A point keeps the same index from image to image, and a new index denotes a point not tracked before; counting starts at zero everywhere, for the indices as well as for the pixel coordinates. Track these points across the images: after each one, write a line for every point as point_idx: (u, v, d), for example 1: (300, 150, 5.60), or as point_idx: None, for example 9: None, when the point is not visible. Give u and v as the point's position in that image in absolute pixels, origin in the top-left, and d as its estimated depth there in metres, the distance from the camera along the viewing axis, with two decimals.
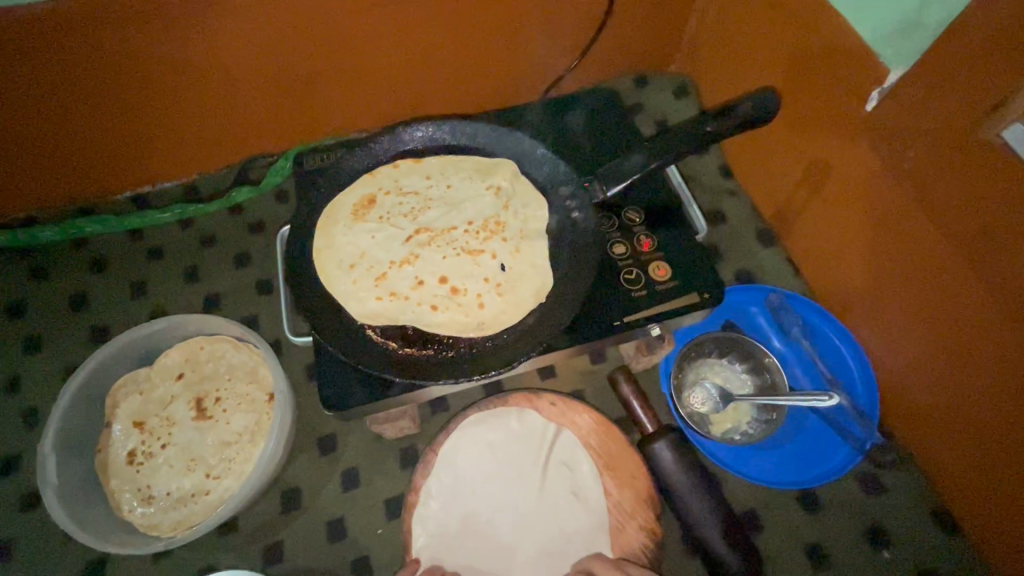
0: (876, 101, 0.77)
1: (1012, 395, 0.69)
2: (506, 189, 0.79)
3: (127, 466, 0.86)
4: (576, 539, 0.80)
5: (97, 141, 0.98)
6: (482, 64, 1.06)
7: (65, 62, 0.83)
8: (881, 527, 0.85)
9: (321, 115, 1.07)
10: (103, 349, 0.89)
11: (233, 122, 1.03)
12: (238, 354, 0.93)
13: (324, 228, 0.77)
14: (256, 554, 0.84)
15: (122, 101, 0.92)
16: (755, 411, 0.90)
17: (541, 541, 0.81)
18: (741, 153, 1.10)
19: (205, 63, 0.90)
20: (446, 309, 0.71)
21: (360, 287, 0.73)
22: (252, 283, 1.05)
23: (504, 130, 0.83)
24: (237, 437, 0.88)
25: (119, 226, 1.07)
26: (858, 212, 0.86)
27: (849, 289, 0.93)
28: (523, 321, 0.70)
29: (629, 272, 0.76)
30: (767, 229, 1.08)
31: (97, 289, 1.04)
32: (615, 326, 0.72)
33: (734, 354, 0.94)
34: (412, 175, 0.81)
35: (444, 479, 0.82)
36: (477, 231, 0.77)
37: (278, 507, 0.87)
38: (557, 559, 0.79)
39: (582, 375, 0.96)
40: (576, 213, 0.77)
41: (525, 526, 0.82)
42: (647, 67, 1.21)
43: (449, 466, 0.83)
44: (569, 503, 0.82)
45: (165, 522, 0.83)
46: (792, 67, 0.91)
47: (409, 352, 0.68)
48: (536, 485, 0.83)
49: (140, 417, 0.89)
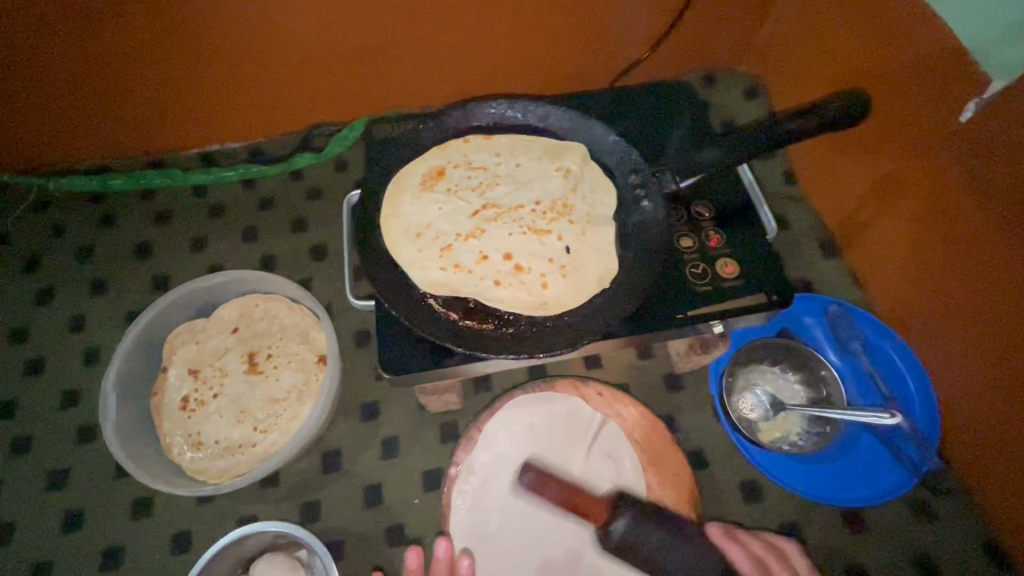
0: (972, 111, 0.72)
1: None
2: (575, 172, 0.79)
3: (180, 412, 0.88)
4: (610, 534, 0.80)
5: (170, 98, 1.01)
6: (551, 50, 1.05)
7: (147, 20, 0.85)
8: (928, 555, 0.82)
9: (386, 89, 1.08)
10: (167, 296, 0.92)
11: (300, 91, 1.05)
12: (291, 315, 0.95)
13: (392, 196, 0.78)
14: (294, 509, 0.86)
15: (194, 62, 0.95)
16: (805, 423, 0.88)
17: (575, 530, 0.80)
18: (808, 160, 1.06)
19: (282, 30, 0.91)
20: (509, 286, 0.71)
21: (425, 256, 0.73)
22: (307, 248, 1.07)
23: (577, 115, 0.82)
24: (286, 394, 0.89)
25: (186, 181, 1.10)
26: (930, 230, 0.83)
27: (914, 307, 0.89)
28: (585, 306, 0.70)
29: (696, 267, 0.74)
30: (830, 239, 1.05)
31: (161, 239, 1.07)
32: (678, 319, 0.71)
33: (787, 363, 0.92)
34: (481, 152, 0.81)
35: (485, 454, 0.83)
36: (545, 211, 0.76)
37: (319, 467, 0.88)
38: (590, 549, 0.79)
39: (628, 369, 0.95)
40: (645, 202, 0.76)
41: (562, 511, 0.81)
42: (717, 66, 1.18)
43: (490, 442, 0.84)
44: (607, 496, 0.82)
45: (212, 469, 0.85)
46: (875, 74, 0.87)
47: (470, 325, 0.68)
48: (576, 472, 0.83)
49: (195, 366, 0.92)
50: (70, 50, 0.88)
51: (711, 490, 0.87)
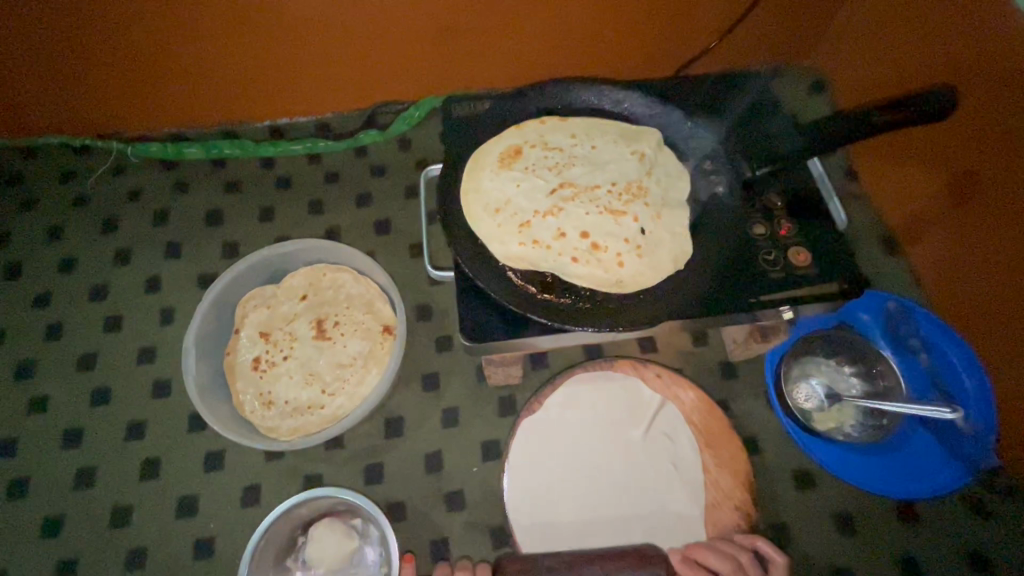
0: None
1: None
2: (650, 156, 0.80)
3: (252, 372, 0.92)
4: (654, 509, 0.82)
5: (246, 73, 1.05)
6: (620, 39, 1.07)
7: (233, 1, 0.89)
8: (981, 551, 0.83)
9: (452, 71, 1.11)
10: (243, 261, 0.96)
11: (367, 68, 1.07)
12: (358, 285, 0.98)
13: (471, 172, 0.80)
14: (358, 471, 0.90)
15: (272, 40, 0.98)
16: (861, 416, 0.89)
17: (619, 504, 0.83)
18: (870, 159, 1.07)
19: (361, 9, 0.93)
20: (586, 263, 0.73)
21: (504, 231, 0.75)
22: (370, 222, 1.10)
23: (654, 101, 0.85)
24: (352, 360, 0.93)
25: (256, 153, 1.14)
26: (998, 231, 0.83)
27: (976, 307, 0.90)
28: (659, 286, 0.72)
29: (768, 254, 0.75)
30: (890, 237, 1.05)
31: (232, 208, 1.11)
32: (751, 304, 0.72)
33: (845, 356, 0.92)
34: (557, 133, 0.83)
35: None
36: (620, 193, 0.78)
37: (382, 432, 0.92)
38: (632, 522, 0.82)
39: (684, 355, 0.97)
40: (720, 188, 0.78)
41: (612, 489, 0.84)
42: (781, 61, 1.18)
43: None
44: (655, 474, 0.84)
45: (282, 427, 0.88)
46: (948, 71, 0.87)
47: (548, 298, 0.71)
48: (628, 452, 0.86)
49: (266, 329, 0.95)
50: (159, 22, 0.92)
51: (764, 476, 0.88)
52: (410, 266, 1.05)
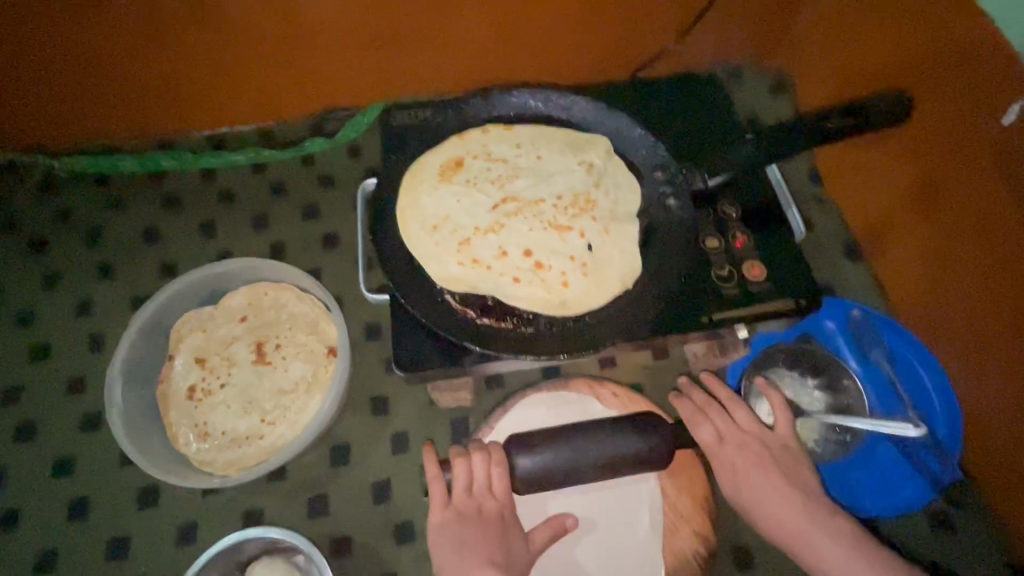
0: (1014, 115, 0.69)
1: None
2: (598, 167, 0.76)
3: (186, 402, 0.87)
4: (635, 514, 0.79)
5: (180, 81, 0.98)
6: (573, 38, 1.02)
7: (159, 6, 0.84)
8: (946, 566, 0.81)
9: (401, 74, 1.05)
10: (175, 284, 0.90)
11: (312, 74, 1.02)
12: (301, 305, 0.93)
13: (408, 187, 0.75)
14: (302, 504, 0.85)
15: (204, 47, 0.92)
16: (824, 431, 0.86)
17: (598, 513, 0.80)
18: (834, 161, 1.04)
19: (297, 12, 0.88)
20: (529, 284, 0.68)
21: (442, 250, 0.70)
22: (317, 236, 1.05)
23: (602, 107, 0.80)
24: (294, 386, 0.88)
25: (195, 165, 1.08)
26: (965, 235, 0.80)
27: (940, 317, 0.87)
28: (606, 307, 0.68)
29: (722, 268, 0.71)
30: (854, 241, 1.02)
31: (169, 224, 1.05)
32: (703, 322, 0.68)
33: (807, 368, 0.90)
34: (501, 143, 0.79)
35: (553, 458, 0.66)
36: (566, 207, 0.73)
37: (327, 461, 0.87)
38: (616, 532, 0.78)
39: (643, 370, 0.93)
40: (671, 200, 0.73)
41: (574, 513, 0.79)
42: (743, 59, 1.14)
43: (563, 442, 0.67)
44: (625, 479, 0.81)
45: (219, 460, 0.83)
46: (909, 77, 0.84)
47: (487, 323, 0.67)
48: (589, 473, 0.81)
49: (202, 355, 0.90)
50: (79, 29, 0.85)
51: None
52: (359, 283, 1.00)
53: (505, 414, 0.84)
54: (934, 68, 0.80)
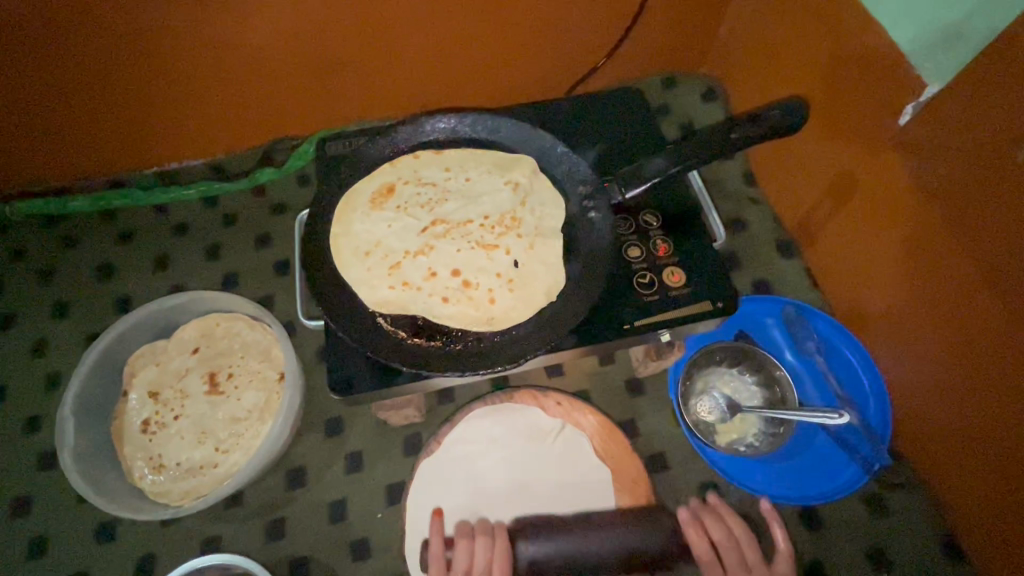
0: (909, 115, 0.75)
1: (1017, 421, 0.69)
2: (524, 185, 0.79)
3: (140, 435, 0.88)
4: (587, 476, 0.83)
5: (131, 122, 1.01)
6: (507, 60, 1.05)
7: (110, 53, 0.87)
8: (884, 547, 0.84)
9: (344, 103, 1.08)
10: (125, 320, 0.92)
11: (261, 108, 1.05)
12: (253, 333, 0.95)
13: (341, 214, 0.78)
14: (259, 528, 0.86)
15: (154, 89, 0.95)
16: (762, 424, 0.89)
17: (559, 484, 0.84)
18: (766, 163, 1.08)
19: (240, 51, 0.91)
20: (457, 302, 0.72)
21: (374, 275, 0.73)
22: (270, 265, 1.07)
23: (525, 127, 0.83)
24: (247, 413, 0.90)
25: (147, 201, 1.10)
26: (883, 227, 0.84)
27: (868, 307, 0.91)
28: (532, 319, 0.71)
29: (643, 276, 0.75)
30: (788, 239, 1.06)
31: (122, 260, 1.07)
32: (625, 329, 0.72)
33: (745, 365, 0.93)
34: (431, 167, 0.82)
35: (555, 550, 0.72)
36: (493, 226, 0.77)
37: (283, 484, 0.89)
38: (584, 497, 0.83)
39: (589, 376, 0.96)
40: (593, 213, 0.77)
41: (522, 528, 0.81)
42: (676, 69, 1.19)
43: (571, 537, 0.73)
44: (556, 454, 0.85)
45: (174, 491, 0.85)
46: (821, 83, 0.89)
47: (417, 342, 0.69)
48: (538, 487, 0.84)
49: (156, 388, 0.92)
50: (30, 77, 0.88)
51: (672, 493, 0.88)
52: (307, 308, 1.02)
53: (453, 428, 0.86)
54: (843, 74, 0.84)
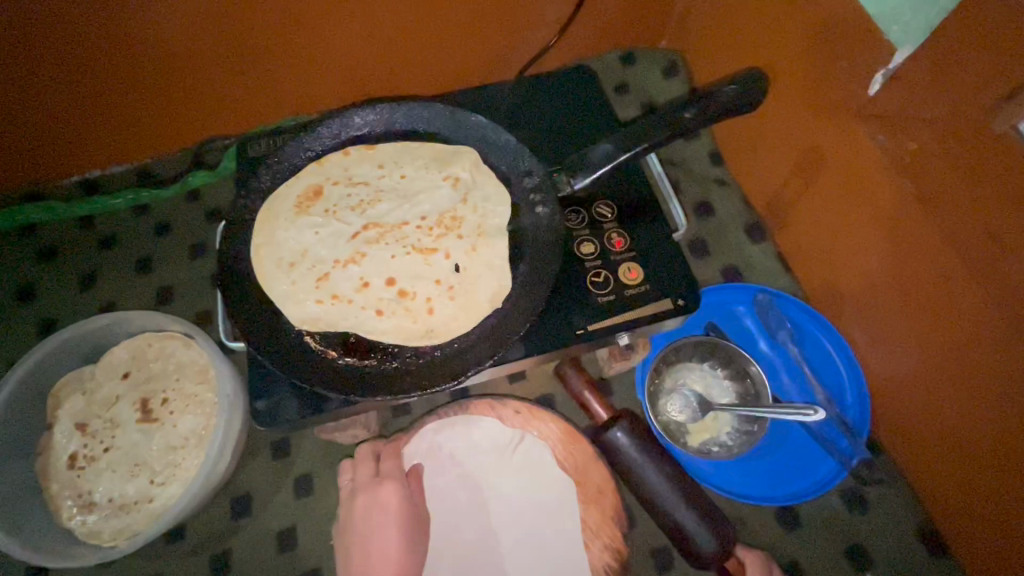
0: (879, 84, 0.69)
1: (1001, 409, 0.65)
2: (465, 181, 0.72)
3: (68, 471, 0.82)
4: (564, 501, 0.78)
5: (43, 134, 0.92)
6: (451, 42, 0.97)
7: (12, 64, 0.78)
8: (865, 544, 0.80)
9: (278, 97, 0.99)
10: (42, 347, 0.83)
11: (189, 110, 0.96)
12: (188, 352, 0.88)
13: (263, 222, 0.70)
14: (203, 563, 0.80)
15: (66, 97, 0.86)
16: (736, 422, 0.84)
17: (532, 506, 0.79)
18: (733, 141, 1.01)
19: (155, 49, 0.82)
20: (392, 315, 0.65)
21: (299, 288, 0.66)
22: (207, 276, 1.00)
23: (465, 114, 0.75)
24: (184, 440, 0.83)
25: (68, 213, 1.01)
26: (854, 209, 0.79)
27: (841, 291, 0.86)
28: (477, 329, 0.64)
29: (596, 275, 0.69)
30: (758, 221, 1.00)
31: (45, 280, 0.99)
32: (578, 335, 0.66)
33: (716, 359, 0.87)
34: (363, 164, 0.74)
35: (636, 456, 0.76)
36: (431, 227, 0.70)
37: (228, 514, 0.83)
38: (557, 522, 0.77)
39: (552, 380, 0.90)
40: (540, 208, 0.70)
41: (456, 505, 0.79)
42: (636, 44, 1.11)
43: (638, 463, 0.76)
44: (527, 470, 0.80)
45: (107, 530, 0.79)
46: (787, 54, 0.83)
47: (349, 363, 0.62)
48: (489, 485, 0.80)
49: (83, 419, 0.84)
50: None
51: None
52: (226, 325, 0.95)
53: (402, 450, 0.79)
54: (810, 41, 0.78)
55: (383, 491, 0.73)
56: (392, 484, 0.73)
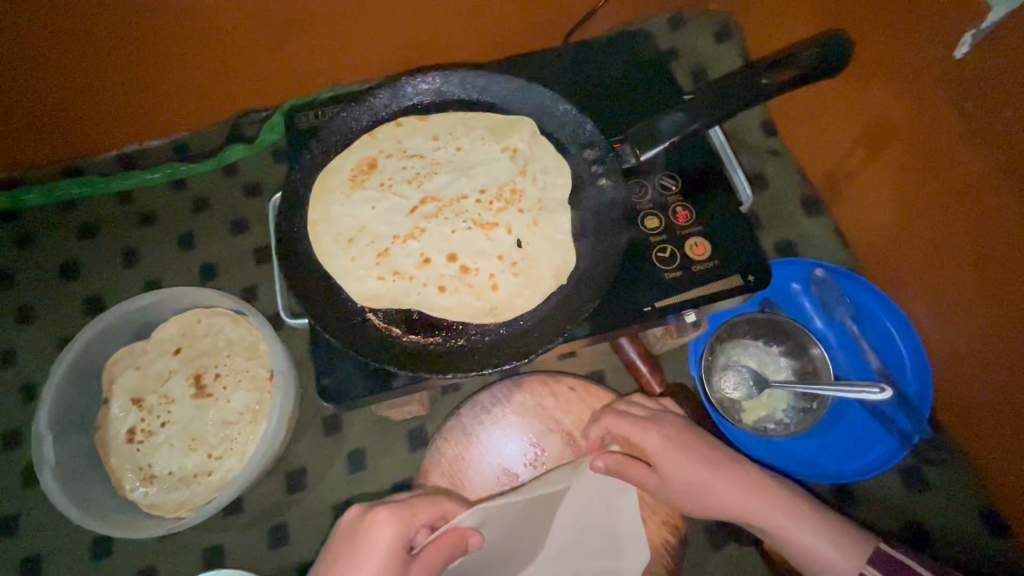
0: (968, 45, 0.63)
1: None
2: (524, 152, 0.70)
3: (127, 445, 0.83)
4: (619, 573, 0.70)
5: (78, 107, 0.90)
6: (498, 6, 0.92)
7: (39, 34, 0.75)
8: (921, 521, 0.80)
9: (314, 65, 0.95)
10: (96, 323, 0.83)
11: (222, 81, 0.93)
12: (237, 329, 0.88)
13: (318, 196, 0.69)
14: (261, 535, 0.82)
15: (95, 68, 0.84)
16: (792, 399, 0.82)
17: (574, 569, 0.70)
18: (790, 109, 0.96)
19: (187, 19, 0.79)
20: (455, 292, 0.64)
21: (360, 265, 0.65)
22: (250, 252, 0.99)
23: (522, 83, 0.72)
24: (239, 415, 0.83)
25: (107, 189, 1.00)
26: (923, 182, 0.75)
27: (907, 267, 0.83)
28: (541, 306, 0.63)
29: (662, 250, 0.66)
30: (814, 194, 0.97)
31: (89, 257, 0.99)
32: (645, 312, 0.64)
33: (771, 336, 0.85)
34: (416, 136, 0.72)
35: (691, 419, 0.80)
36: (491, 201, 0.68)
37: (282, 489, 0.84)
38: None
39: (602, 358, 0.89)
40: (603, 180, 0.67)
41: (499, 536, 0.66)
42: (686, 6, 1.05)
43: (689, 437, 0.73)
44: (588, 532, 0.71)
45: (168, 502, 0.80)
46: (861, 14, 0.77)
47: (413, 340, 0.61)
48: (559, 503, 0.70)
49: (138, 394, 0.85)
50: None
51: None
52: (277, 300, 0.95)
53: (478, 441, 0.77)
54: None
55: (371, 521, 0.58)
56: (386, 516, 0.58)
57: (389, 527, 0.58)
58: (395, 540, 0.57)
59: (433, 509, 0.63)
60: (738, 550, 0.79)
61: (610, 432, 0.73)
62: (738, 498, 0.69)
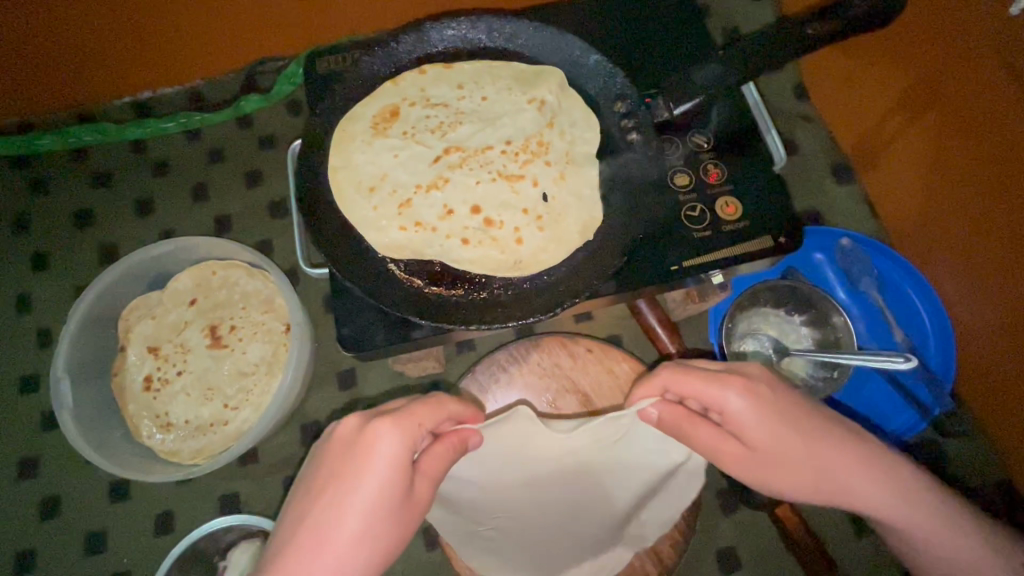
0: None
1: None
2: (552, 104, 0.67)
3: (144, 393, 0.83)
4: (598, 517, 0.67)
5: (88, 49, 0.87)
6: None
7: None
8: None
9: (332, 13, 0.91)
10: (112, 270, 0.83)
11: (235, 27, 0.90)
12: (252, 282, 0.87)
13: (339, 144, 0.67)
14: (277, 485, 0.83)
15: (103, 8, 0.80)
16: (812, 368, 0.81)
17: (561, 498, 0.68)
18: (824, 72, 0.92)
19: None
20: (479, 245, 0.62)
21: (381, 214, 0.64)
22: (265, 205, 0.97)
23: (552, 32, 0.69)
24: (255, 367, 0.83)
25: (121, 136, 0.98)
26: (959, 152, 0.72)
27: (938, 240, 0.80)
28: (567, 262, 0.62)
29: (691, 209, 0.64)
30: (844, 163, 0.94)
31: (103, 205, 0.97)
32: (672, 272, 0.62)
33: (793, 304, 0.84)
34: (440, 85, 0.69)
35: None
36: (516, 153, 0.66)
37: (297, 441, 0.84)
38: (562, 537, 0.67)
39: (620, 321, 0.88)
40: (633, 134, 0.65)
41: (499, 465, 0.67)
42: None
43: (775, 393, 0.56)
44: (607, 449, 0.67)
45: (185, 450, 0.81)
46: None
47: (435, 292, 0.60)
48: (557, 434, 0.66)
49: (154, 343, 0.85)
50: None
51: None
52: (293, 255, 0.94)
53: (492, 400, 0.76)
54: None
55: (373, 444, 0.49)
56: (391, 439, 0.49)
57: (392, 442, 0.49)
58: (400, 456, 0.49)
59: (437, 414, 0.54)
60: (750, 515, 0.80)
61: (669, 389, 0.58)
62: (859, 487, 0.52)
